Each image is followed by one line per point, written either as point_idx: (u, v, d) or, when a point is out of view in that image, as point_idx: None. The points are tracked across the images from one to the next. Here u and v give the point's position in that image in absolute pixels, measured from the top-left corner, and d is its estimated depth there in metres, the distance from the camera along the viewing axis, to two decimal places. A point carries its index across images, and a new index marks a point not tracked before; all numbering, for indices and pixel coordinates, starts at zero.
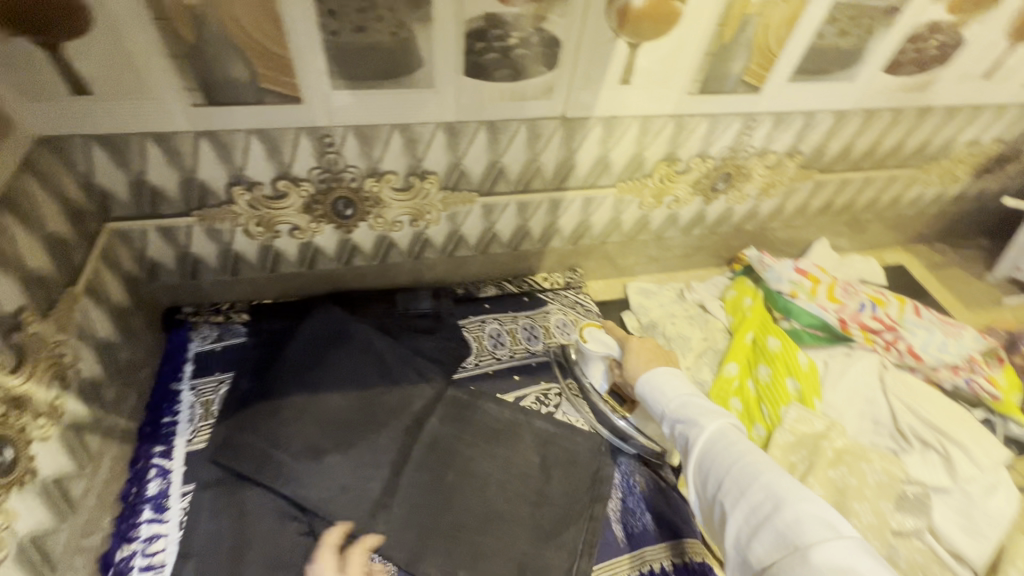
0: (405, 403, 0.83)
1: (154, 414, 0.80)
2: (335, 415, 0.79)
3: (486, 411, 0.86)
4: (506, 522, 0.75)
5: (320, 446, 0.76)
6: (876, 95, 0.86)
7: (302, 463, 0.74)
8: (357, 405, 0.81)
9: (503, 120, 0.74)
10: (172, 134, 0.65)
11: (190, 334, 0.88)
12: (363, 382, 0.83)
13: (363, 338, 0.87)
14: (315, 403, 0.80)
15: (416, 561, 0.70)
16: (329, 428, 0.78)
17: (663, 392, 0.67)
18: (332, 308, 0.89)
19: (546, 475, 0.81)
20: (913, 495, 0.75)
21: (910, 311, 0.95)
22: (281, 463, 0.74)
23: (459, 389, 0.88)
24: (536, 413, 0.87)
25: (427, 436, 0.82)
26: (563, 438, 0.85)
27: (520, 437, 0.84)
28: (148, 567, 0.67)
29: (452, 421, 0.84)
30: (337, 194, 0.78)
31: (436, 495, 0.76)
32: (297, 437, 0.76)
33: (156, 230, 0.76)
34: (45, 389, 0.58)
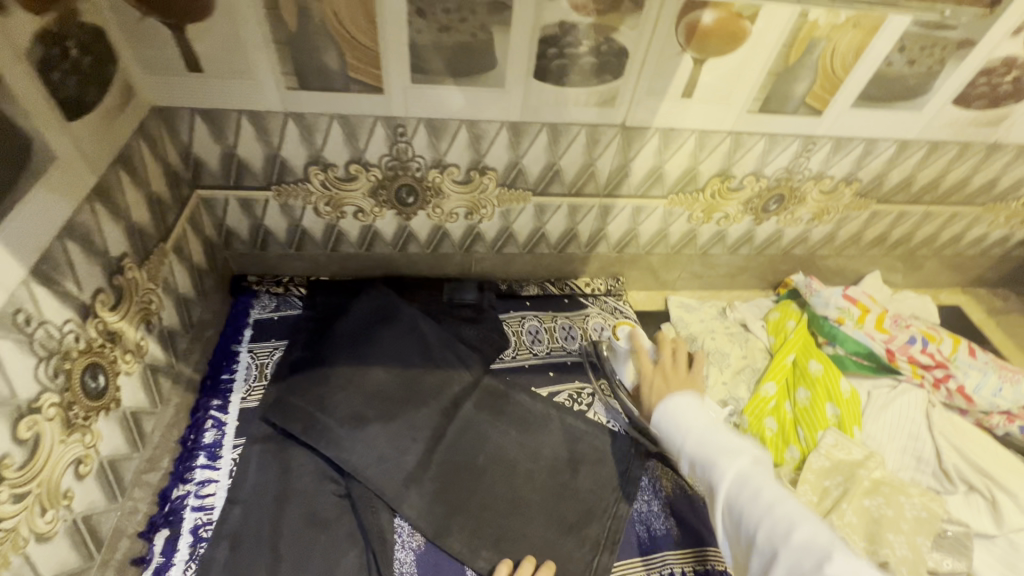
0: (443, 385, 0.86)
1: (214, 369, 0.86)
2: (378, 388, 0.83)
3: (519, 402, 0.88)
4: (532, 509, 0.78)
5: (363, 415, 0.80)
6: (943, 127, 0.85)
7: (346, 430, 0.79)
8: (399, 382, 0.85)
9: (565, 123, 0.78)
10: (265, 113, 0.72)
11: (253, 301, 0.94)
12: (405, 360, 0.87)
13: (410, 320, 0.91)
14: (360, 375, 0.84)
15: (444, 535, 0.74)
16: (371, 399, 0.82)
17: (681, 426, 0.70)
18: (383, 290, 0.94)
19: (574, 470, 0.82)
20: (953, 535, 0.72)
21: (965, 350, 0.91)
22: (325, 427, 0.79)
23: (495, 379, 0.90)
24: (568, 410, 0.89)
25: (462, 419, 0.85)
26: (592, 436, 0.86)
27: (551, 431, 0.86)
28: (199, 508, 0.73)
29: (487, 408, 0.87)
30: (402, 182, 0.83)
31: (467, 476, 0.80)
32: (341, 406, 0.81)
33: (237, 201, 0.83)
34: (134, 330, 0.65)
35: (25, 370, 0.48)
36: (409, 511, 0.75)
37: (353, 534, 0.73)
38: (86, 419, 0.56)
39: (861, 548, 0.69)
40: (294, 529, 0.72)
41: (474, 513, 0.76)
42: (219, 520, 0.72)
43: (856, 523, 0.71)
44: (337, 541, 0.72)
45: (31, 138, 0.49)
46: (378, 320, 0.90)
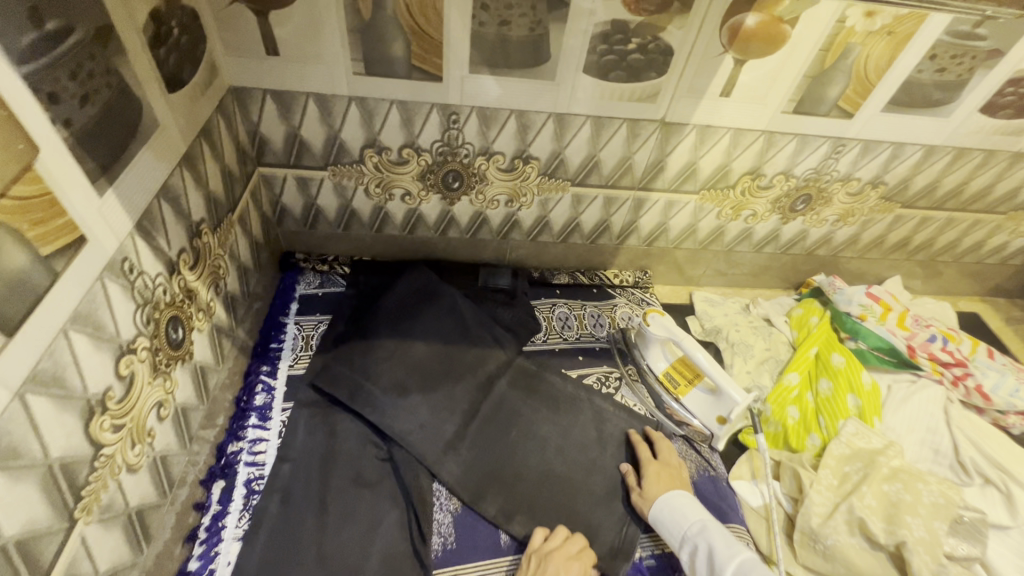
0: (479, 362, 0.91)
1: (264, 338, 0.91)
2: (418, 361, 0.88)
3: (551, 382, 0.92)
4: (562, 482, 0.81)
5: (405, 385, 0.85)
6: (969, 134, 0.89)
7: (389, 398, 0.83)
8: (439, 356, 0.89)
9: (608, 117, 0.82)
10: (330, 96, 0.77)
11: (299, 278, 1.00)
12: (444, 337, 0.91)
13: (450, 301, 0.96)
14: (402, 348, 0.88)
15: (478, 500, 0.78)
16: (413, 371, 0.86)
17: (677, 517, 0.73)
18: (423, 270, 0.98)
19: (602, 448, 0.85)
20: (969, 521, 0.75)
21: (983, 352, 0.95)
22: (370, 393, 0.83)
23: (528, 360, 0.94)
24: (597, 393, 0.92)
25: (496, 396, 0.89)
26: (621, 418, 0.89)
27: (581, 411, 0.89)
28: (252, 463, 0.77)
29: (521, 386, 0.91)
30: (449, 168, 0.88)
31: (500, 448, 0.83)
32: (385, 375, 0.85)
33: (295, 179, 0.88)
34: (206, 290, 0.70)
35: (127, 313, 0.53)
36: (447, 476, 0.79)
37: (395, 495, 0.77)
38: (167, 366, 0.61)
39: (880, 529, 0.72)
40: (340, 487, 0.76)
41: (507, 481, 0.80)
42: (270, 475, 0.76)
43: (875, 506, 0.74)
44: (379, 500, 0.76)
45: (142, 105, 0.54)
46: (418, 297, 0.95)
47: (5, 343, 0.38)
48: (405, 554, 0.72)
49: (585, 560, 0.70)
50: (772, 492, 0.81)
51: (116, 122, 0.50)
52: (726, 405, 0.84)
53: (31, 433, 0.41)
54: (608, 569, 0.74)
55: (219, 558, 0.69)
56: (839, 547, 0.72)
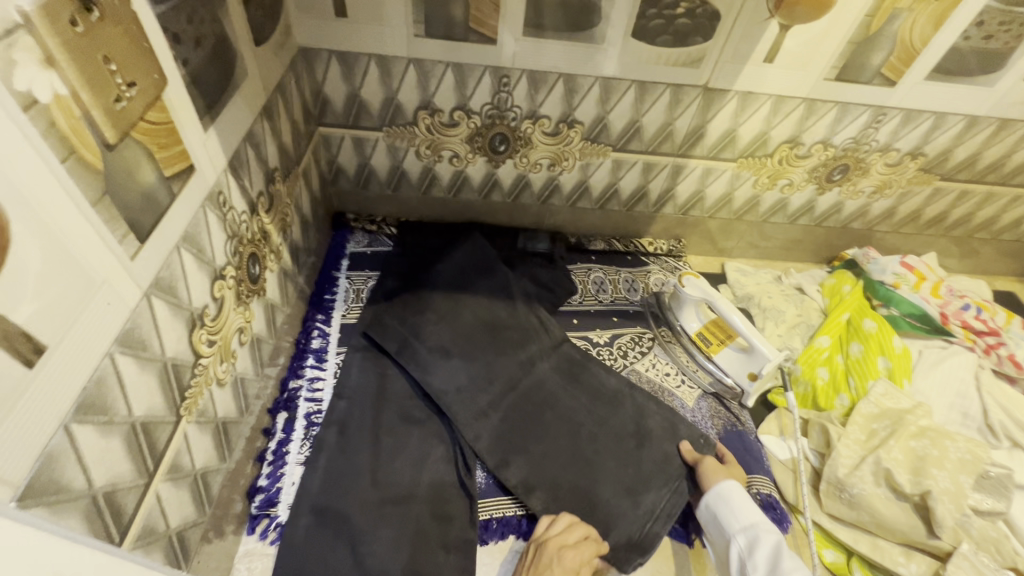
0: (525, 340, 0.92)
1: (318, 290, 0.98)
2: (465, 329, 0.91)
3: (595, 372, 0.91)
4: (592, 470, 0.80)
5: (449, 348, 0.89)
6: (1014, 105, 0.89)
7: (433, 357, 0.87)
8: (485, 327, 0.92)
9: (652, 82, 0.85)
10: (390, 58, 0.82)
11: (349, 237, 1.05)
12: (492, 311, 0.94)
13: (504, 277, 0.98)
14: (454, 313, 0.92)
15: (502, 467, 0.79)
16: (459, 336, 0.90)
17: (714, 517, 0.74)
18: (482, 244, 1.02)
19: (638, 443, 0.83)
20: (996, 477, 0.76)
21: (1017, 324, 0.96)
22: (417, 350, 0.88)
23: (574, 348, 0.94)
24: (639, 388, 0.90)
25: (541, 380, 0.89)
26: (663, 417, 0.86)
27: (622, 405, 0.87)
28: (311, 399, 0.84)
29: (563, 371, 0.91)
30: (497, 130, 0.92)
31: (531, 426, 0.84)
32: (433, 335, 0.90)
33: (352, 139, 0.94)
34: (276, 234, 0.76)
35: (219, 241, 0.59)
36: (476, 442, 0.81)
37: (441, 432, 0.83)
38: (247, 297, 0.67)
39: (906, 480, 0.75)
40: (391, 423, 0.83)
41: (545, 424, 0.84)
42: (328, 409, 0.83)
43: (902, 460, 0.77)
44: (427, 438, 0.82)
45: (236, 53, 0.60)
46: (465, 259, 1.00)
47: (140, 247, 0.44)
48: (451, 484, 0.78)
49: (584, 548, 0.69)
50: (798, 447, 0.85)
51: (218, 68, 0.56)
52: (758, 361, 0.87)
53: (155, 330, 0.48)
54: (618, 563, 0.73)
55: (285, 478, 0.76)
56: (865, 495, 0.75)
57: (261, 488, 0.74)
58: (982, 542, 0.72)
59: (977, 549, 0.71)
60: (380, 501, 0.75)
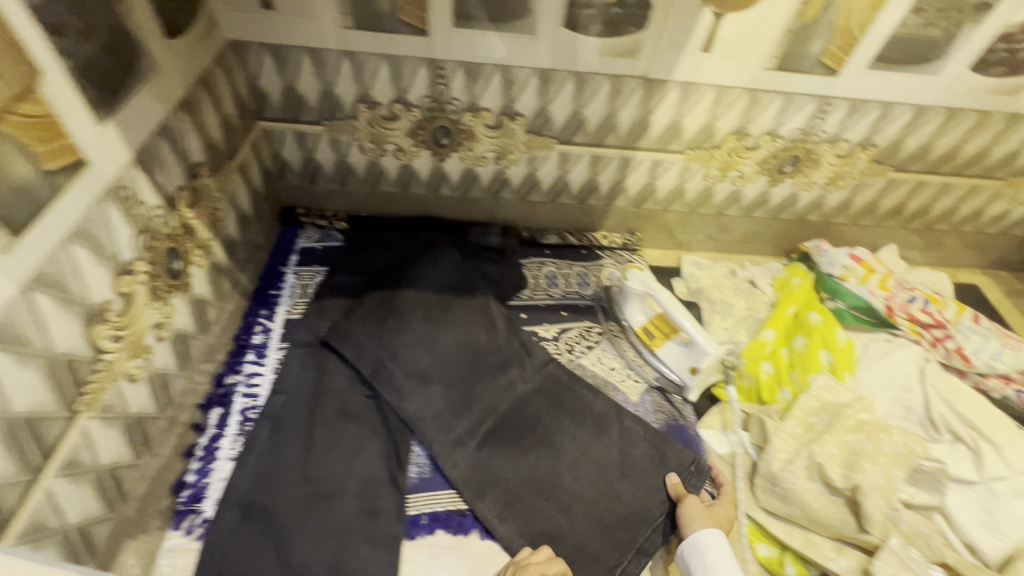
0: (506, 363, 0.89)
1: (264, 286, 0.97)
2: (444, 355, 0.88)
3: (582, 394, 0.87)
4: (568, 502, 0.77)
5: (426, 374, 0.86)
6: (961, 94, 0.87)
7: (410, 382, 0.85)
8: (465, 352, 0.89)
9: (590, 73, 0.84)
10: (322, 51, 0.81)
11: (300, 232, 1.05)
12: (472, 334, 0.91)
13: (483, 300, 0.95)
14: (432, 337, 0.89)
15: (477, 499, 0.77)
16: (437, 362, 0.87)
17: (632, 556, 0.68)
18: (461, 263, 0.97)
19: (620, 473, 0.80)
20: (929, 470, 0.76)
21: (969, 317, 0.95)
22: (392, 374, 0.85)
23: (561, 367, 0.90)
24: (627, 412, 0.86)
25: (526, 405, 0.86)
26: (648, 444, 0.83)
27: (607, 430, 0.84)
28: (248, 394, 0.84)
29: (548, 394, 0.87)
30: (438, 123, 0.91)
31: (511, 454, 0.81)
32: (410, 359, 0.87)
33: (294, 134, 0.93)
34: (204, 229, 0.76)
35: (125, 236, 0.59)
36: (452, 471, 0.79)
37: (375, 426, 0.83)
38: (166, 293, 0.67)
39: (837, 474, 0.75)
40: (327, 418, 0.82)
41: (484, 418, 0.84)
42: (263, 405, 0.82)
43: (836, 453, 0.77)
44: (362, 433, 0.82)
45: (141, 45, 0.59)
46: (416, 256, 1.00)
47: (13, 242, 0.44)
48: (383, 479, 0.78)
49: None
50: (738, 441, 0.85)
51: (116, 61, 0.55)
52: (697, 355, 0.87)
53: (37, 326, 0.47)
54: None
55: (214, 473, 0.76)
56: (797, 490, 0.75)
57: (189, 483, 0.74)
58: (912, 537, 0.72)
59: (906, 543, 0.71)
60: (309, 495, 0.75)
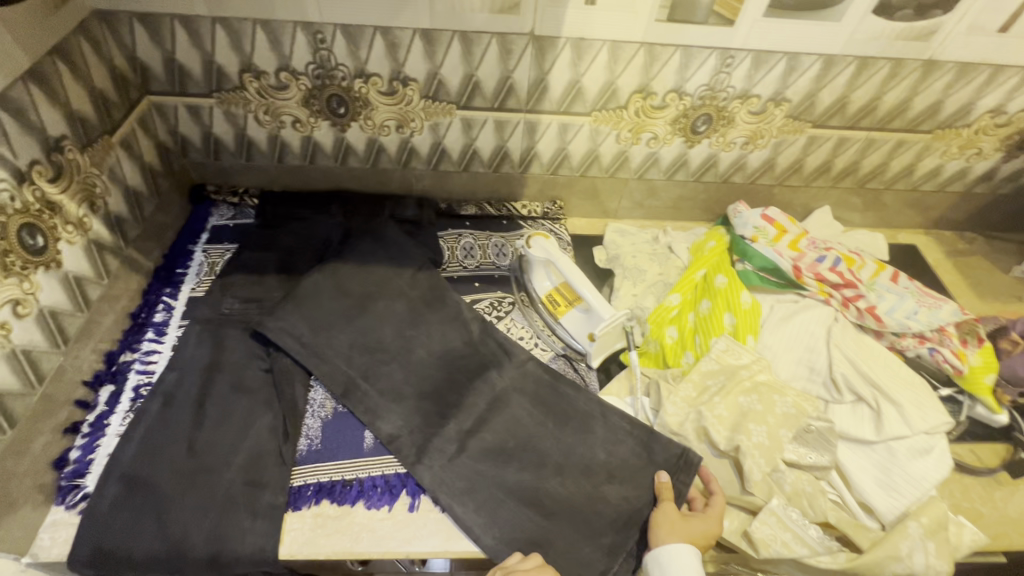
0: (483, 368, 0.87)
1: (170, 263, 0.95)
2: (419, 366, 0.86)
3: (564, 394, 0.84)
4: (554, 507, 0.74)
5: (401, 390, 0.84)
6: (868, 41, 0.84)
7: (383, 401, 0.82)
8: (440, 361, 0.87)
9: (475, 32, 0.81)
10: (194, 18, 0.78)
11: (212, 210, 1.03)
12: (448, 342, 0.89)
13: (456, 308, 0.93)
14: (405, 351, 0.88)
15: (455, 507, 0.74)
16: (412, 375, 0.85)
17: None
18: (438, 280, 0.96)
19: (608, 475, 0.76)
20: (818, 431, 0.75)
21: (887, 276, 0.94)
22: (365, 393, 0.83)
23: (541, 368, 0.87)
24: (613, 408, 0.82)
25: (505, 409, 0.82)
26: (635, 440, 0.79)
27: (591, 430, 0.80)
28: (143, 371, 0.83)
29: (530, 397, 0.84)
30: (330, 92, 0.89)
31: (494, 461, 0.78)
32: (383, 377, 0.85)
33: (185, 107, 0.91)
34: (76, 206, 0.75)
35: None
36: (425, 478, 0.76)
37: (268, 401, 0.82)
38: (24, 269, 0.67)
39: (722, 437, 0.75)
40: (220, 393, 0.81)
41: (380, 387, 0.84)
42: (156, 381, 0.82)
43: (725, 416, 0.76)
44: (255, 407, 0.81)
45: None
46: (337, 236, 1.01)
47: None
48: (271, 453, 0.77)
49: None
50: (638, 408, 0.84)
51: None
52: (595, 322, 0.86)
53: None
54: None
55: (99, 450, 0.76)
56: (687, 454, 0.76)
57: (72, 459, 0.74)
58: (795, 498, 0.70)
59: (787, 504, 0.70)
60: (193, 470, 0.74)
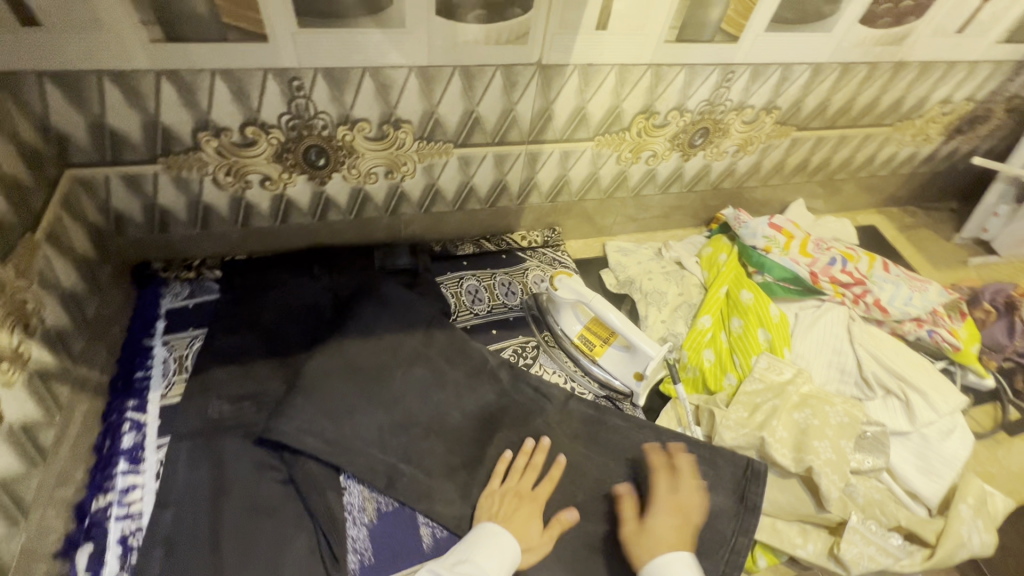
0: (529, 420, 0.81)
1: (126, 369, 0.78)
2: (459, 432, 0.78)
3: (614, 427, 0.81)
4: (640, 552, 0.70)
5: (451, 465, 0.75)
6: (852, 48, 0.86)
7: (435, 485, 0.74)
8: (477, 418, 0.80)
9: (478, 66, 0.72)
10: (131, 73, 0.62)
11: (162, 290, 0.86)
12: (479, 396, 0.82)
13: (479, 358, 0.85)
14: (437, 418, 0.78)
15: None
16: (454, 445, 0.77)
17: (498, 558, 0.64)
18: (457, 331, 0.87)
19: (682, 498, 0.73)
20: (872, 435, 0.78)
21: (880, 266, 0.98)
22: (413, 479, 0.74)
23: (583, 405, 0.83)
24: (665, 430, 0.80)
25: (566, 459, 0.77)
26: (700, 459, 0.75)
27: (652, 460, 0.76)
28: (125, 516, 0.67)
29: (583, 437, 0.80)
30: (308, 143, 0.76)
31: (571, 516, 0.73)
32: (425, 455, 0.75)
33: (121, 179, 0.73)
34: (8, 336, 0.58)
35: None
36: None
37: (298, 518, 0.70)
38: None
39: (789, 459, 0.74)
40: (236, 521, 0.68)
41: (424, 467, 0.75)
42: (149, 525, 0.66)
43: (787, 436, 0.76)
44: (284, 527, 0.69)
45: None
46: (327, 302, 0.88)
47: None
48: None
49: (538, 502, 0.72)
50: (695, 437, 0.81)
51: None
52: (641, 360, 0.84)
53: None
54: None
55: None
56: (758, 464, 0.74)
57: None
58: (869, 507, 0.74)
59: (864, 517, 0.72)
60: None
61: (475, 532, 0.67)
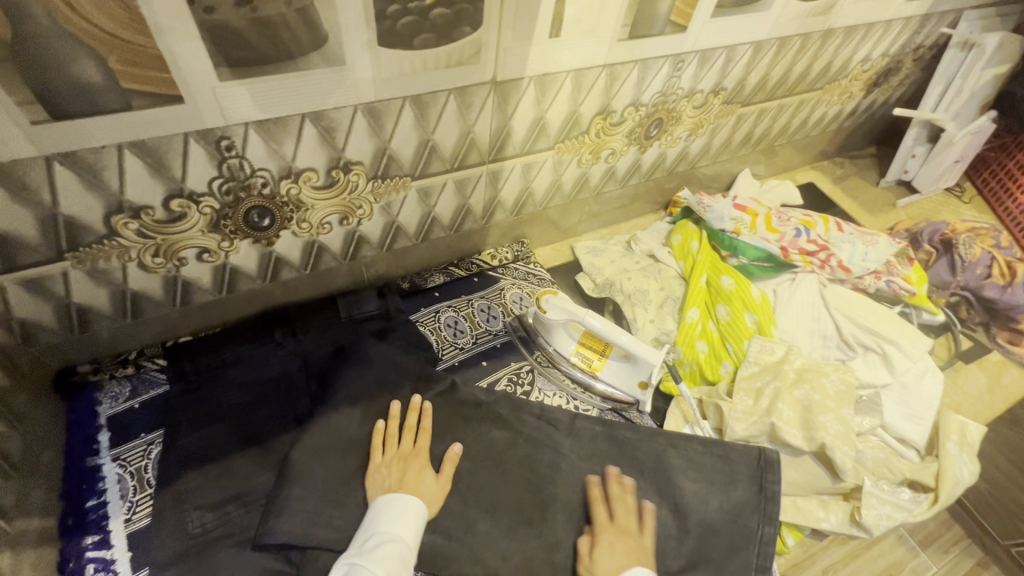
0: (541, 454, 0.76)
1: (74, 501, 0.66)
2: (474, 483, 0.72)
3: (627, 439, 0.78)
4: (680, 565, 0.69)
5: (473, 520, 0.70)
6: (788, 22, 0.87)
7: (461, 546, 0.68)
8: (488, 463, 0.74)
9: (430, 92, 0.66)
10: (14, 165, 0.50)
11: (98, 396, 0.73)
12: (486, 437, 0.76)
13: (475, 400, 0.79)
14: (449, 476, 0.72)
15: None
16: (473, 498, 0.71)
17: (409, 523, 0.64)
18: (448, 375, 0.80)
19: (706, 499, 0.73)
20: (867, 398, 0.86)
21: (835, 228, 1.03)
22: (437, 547, 0.67)
23: (592, 421, 0.80)
24: (676, 434, 0.79)
25: (587, 484, 0.74)
26: (714, 457, 0.76)
27: (672, 466, 0.76)
28: None
29: (596, 457, 0.76)
30: (248, 205, 0.66)
31: None
32: (445, 517, 0.69)
33: (21, 285, 0.60)
34: None
35: None
36: None
37: None
38: None
39: (801, 439, 0.77)
40: None
41: (443, 527, 0.69)
42: None
43: (793, 416, 0.79)
44: None
45: None
46: (298, 369, 0.78)
47: None
48: None
49: (425, 457, 0.71)
50: (705, 433, 0.82)
51: None
52: (644, 369, 0.83)
53: None
54: None
55: None
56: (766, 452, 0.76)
57: None
58: (878, 468, 0.80)
59: (876, 479, 0.79)
60: None
61: (374, 511, 0.65)
